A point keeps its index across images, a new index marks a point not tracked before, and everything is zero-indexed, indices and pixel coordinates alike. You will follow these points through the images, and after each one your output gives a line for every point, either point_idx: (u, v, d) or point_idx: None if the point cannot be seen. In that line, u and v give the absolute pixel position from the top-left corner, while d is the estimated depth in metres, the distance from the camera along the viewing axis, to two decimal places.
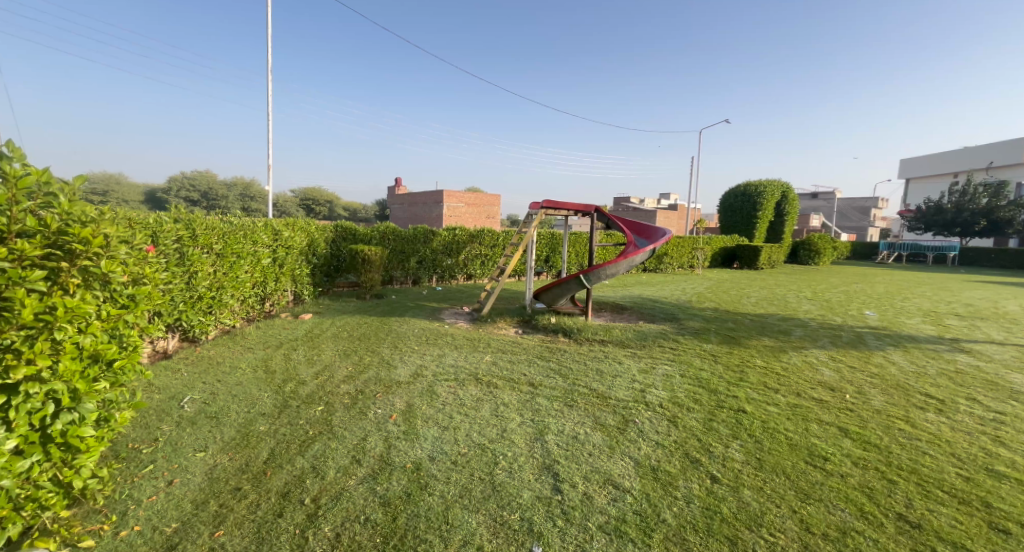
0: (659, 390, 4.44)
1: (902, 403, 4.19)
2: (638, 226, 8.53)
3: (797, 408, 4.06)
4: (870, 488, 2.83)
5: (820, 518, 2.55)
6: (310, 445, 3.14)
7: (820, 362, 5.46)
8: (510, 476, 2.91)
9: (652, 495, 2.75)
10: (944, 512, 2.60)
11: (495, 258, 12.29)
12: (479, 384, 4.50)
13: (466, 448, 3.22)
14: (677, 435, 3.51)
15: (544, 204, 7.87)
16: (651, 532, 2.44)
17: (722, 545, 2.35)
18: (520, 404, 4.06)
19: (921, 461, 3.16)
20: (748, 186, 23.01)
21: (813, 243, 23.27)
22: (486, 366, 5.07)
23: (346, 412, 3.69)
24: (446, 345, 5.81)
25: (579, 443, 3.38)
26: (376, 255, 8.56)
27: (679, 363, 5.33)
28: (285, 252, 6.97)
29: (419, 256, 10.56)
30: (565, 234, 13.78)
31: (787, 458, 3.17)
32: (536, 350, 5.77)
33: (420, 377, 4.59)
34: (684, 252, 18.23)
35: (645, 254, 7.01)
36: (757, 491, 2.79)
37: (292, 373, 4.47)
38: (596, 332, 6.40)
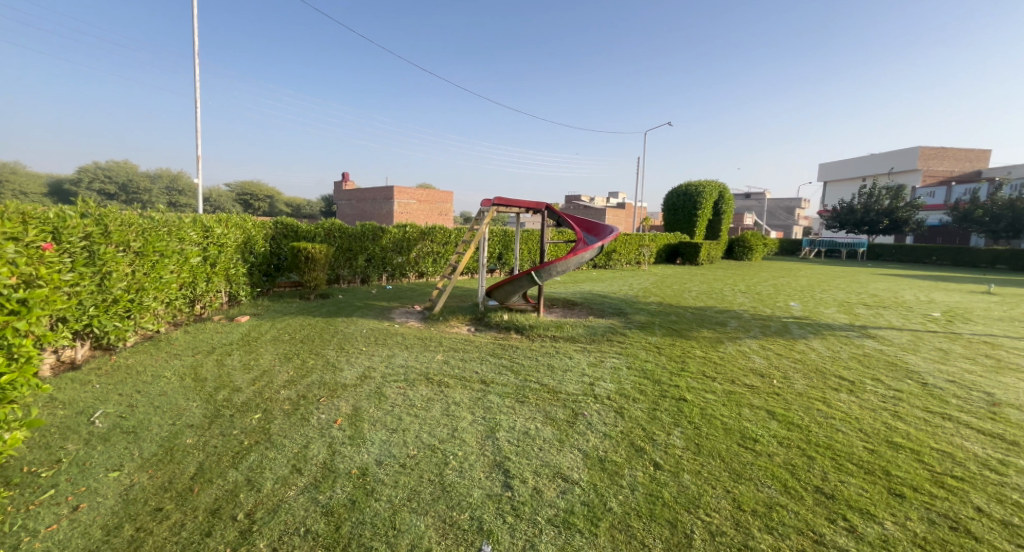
0: (607, 383, 4.59)
1: (820, 386, 4.59)
2: (587, 223, 8.71)
3: (731, 394, 4.33)
4: (793, 464, 3.07)
5: (750, 496, 2.73)
6: (245, 457, 2.95)
7: (752, 350, 5.87)
8: (460, 476, 2.88)
9: (599, 486, 2.83)
10: (853, 482, 2.87)
11: (447, 256, 12.14)
12: (430, 384, 4.43)
13: (416, 450, 3.16)
14: (623, 425, 3.64)
15: (496, 201, 7.87)
16: (598, 521, 2.51)
17: (663, 528, 2.47)
18: (472, 402, 4.03)
19: (835, 437, 3.47)
20: (689, 186, 24.18)
21: (746, 240, 24.95)
22: (438, 365, 4.99)
23: (287, 419, 3.51)
24: (395, 345, 5.66)
25: (530, 438, 3.42)
26: (321, 253, 8.18)
27: (626, 356, 5.53)
28: (217, 250, 6.50)
29: (368, 253, 10.23)
30: (517, 231, 13.84)
31: (722, 442, 3.38)
32: (488, 347, 5.76)
33: (368, 379, 4.45)
34: (631, 249, 18.92)
35: (594, 250, 7.16)
36: (695, 475, 2.95)
37: (226, 380, 4.18)
38: (548, 328, 6.49)
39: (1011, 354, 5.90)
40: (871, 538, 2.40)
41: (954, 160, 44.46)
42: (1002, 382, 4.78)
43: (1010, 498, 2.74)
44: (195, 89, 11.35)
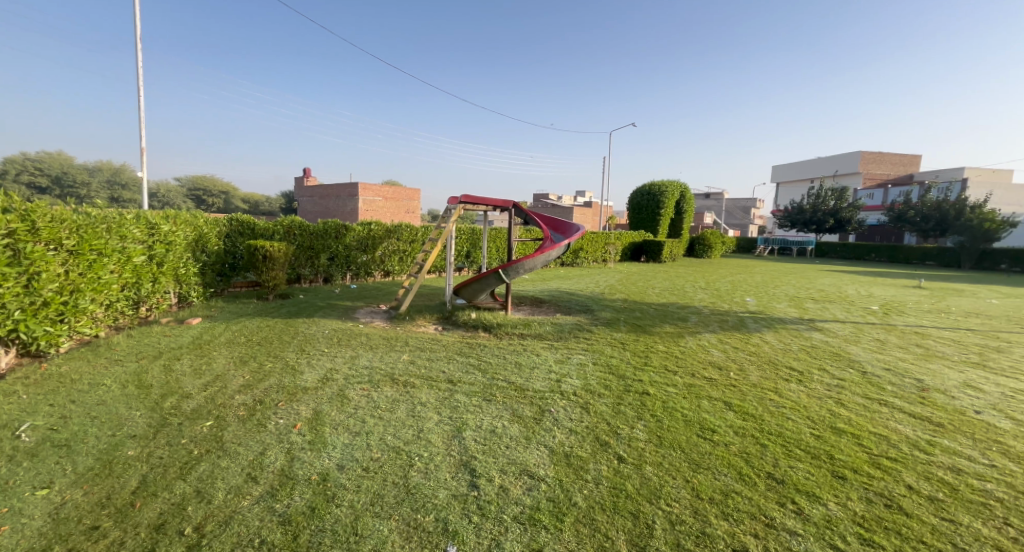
0: (573, 379, 4.64)
1: (773, 376, 4.82)
2: (554, 221, 8.77)
3: (691, 387, 4.48)
4: (747, 453, 3.21)
5: (707, 484, 2.83)
6: (194, 467, 2.80)
7: (710, 344, 6.09)
8: (426, 477, 2.84)
9: (564, 481, 2.86)
10: (802, 467, 3.03)
11: (414, 254, 11.95)
12: (395, 384, 4.35)
13: (379, 453, 3.09)
14: (589, 420, 3.69)
15: (463, 199, 7.80)
16: (563, 517, 2.54)
17: (626, 520, 2.51)
18: (438, 402, 3.99)
19: (785, 425, 3.65)
20: (653, 186, 24.77)
21: (706, 238, 25.87)
22: (403, 365, 4.91)
23: (241, 426, 3.35)
24: (359, 346, 5.52)
25: (496, 436, 3.41)
26: (280, 251, 7.87)
27: (592, 352, 5.62)
28: (164, 249, 6.12)
29: (331, 252, 9.93)
30: (484, 229, 13.79)
31: (682, 433, 3.49)
32: (455, 346, 5.71)
33: (331, 381, 4.32)
34: (597, 247, 19.23)
35: (560, 248, 7.21)
36: (656, 466, 3.03)
37: (173, 387, 3.95)
38: (515, 326, 6.50)
39: (939, 342, 6.39)
40: (816, 518, 2.54)
41: (891, 163, 47.70)
42: (931, 369, 5.17)
43: (938, 475, 2.96)
44: (138, 77, 10.62)
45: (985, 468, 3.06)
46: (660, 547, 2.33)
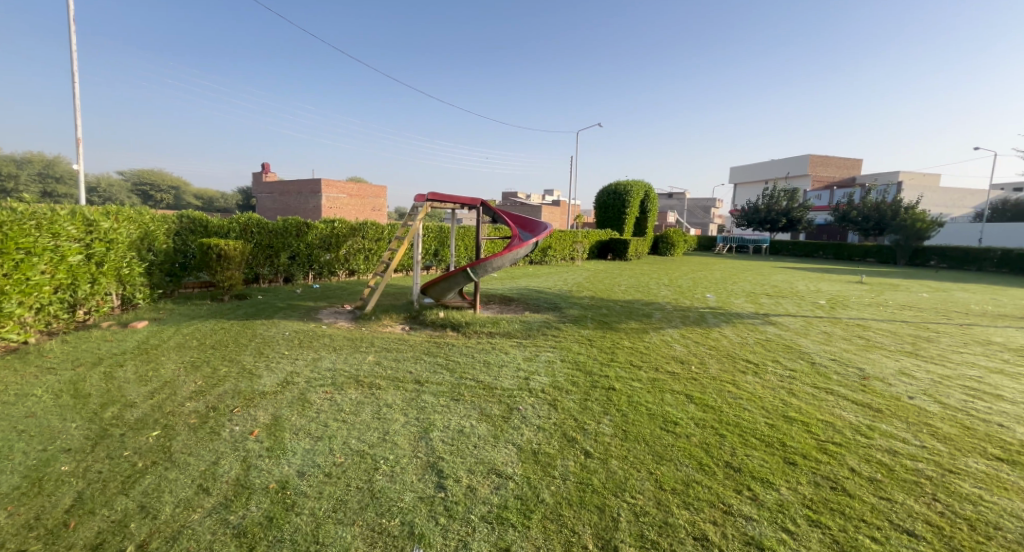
0: (541, 376, 4.67)
1: (731, 369, 5.01)
2: (522, 219, 8.78)
3: (655, 381, 4.59)
4: (708, 443, 3.31)
5: (670, 475, 2.90)
6: (138, 481, 2.62)
7: (673, 339, 6.27)
8: (391, 481, 2.78)
9: (532, 478, 2.86)
10: (757, 455, 3.16)
11: (380, 252, 11.69)
12: (360, 386, 4.23)
13: (343, 457, 3.00)
14: (556, 417, 3.72)
15: (430, 196, 7.69)
16: (530, 514, 2.54)
17: (592, 515, 2.54)
18: (404, 403, 3.91)
19: (742, 415, 3.80)
20: (620, 186, 25.16)
21: (669, 236, 26.64)
22: (368, 366, 4.78)
23: (193, 434, 3.17)
24: (322, 348, 5.34)
25: (464, 435, 3.38)
26: (236, 250, 7.51)
27: (559, 349, 5.66)
28: (104, 247, 5.71)
29: (291, 251, 9.57)
30: (452, 227, 13.67)
31: (646, 426, 3.57)
32: (423, 346, 5.63)
33: (291, 385, 4.16)
34: (565, 245, 19.44)
35: (529, 246, 7.22)
36: (622, 460, 3.08)
37: (116, 395, 3.69)
38: (484, 325, 6.46)
39: (878, 334, 6.83)
40: (769, 503, 2.65)
41: (837, 166, 50.62)
42: (871, 358, 5.52)
43: (877, 458, 3.15)
44: (72, 64, 9.85)
45: (917, 449, 3.28)
46: (625, 540, 2.37)
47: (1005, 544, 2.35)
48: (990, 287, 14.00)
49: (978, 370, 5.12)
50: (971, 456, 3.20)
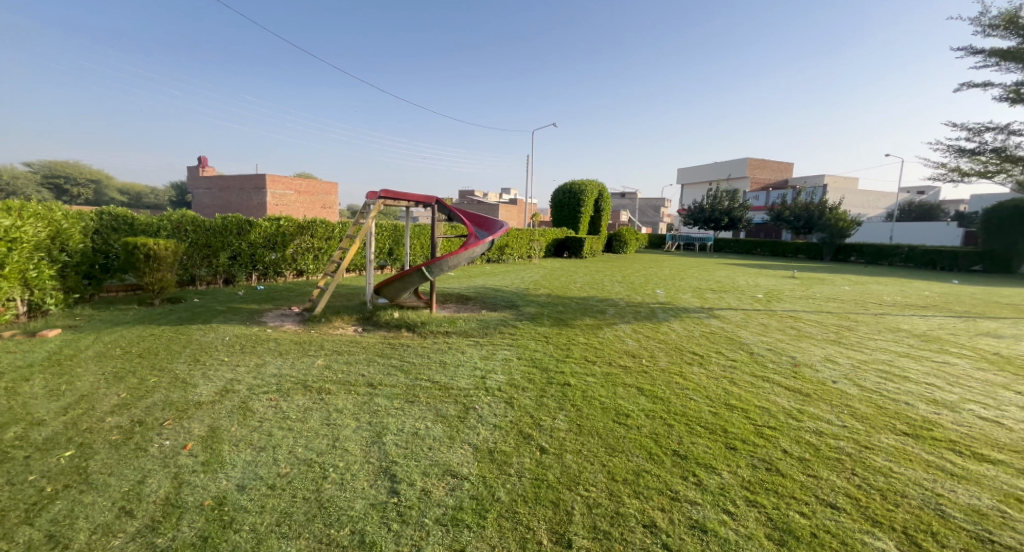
0: (498, 375, 4.65)
1: (679, 361, 5.23)
2: (478, 218, 8.72)
3: (608, 376, 4.70)
4: (657, 433, 3.43)
5: (621, 466, 2.99)
6: (45, 508, 2.36)
7: (626, 334, 6.45)
8: (341, 489, 2.67)
9: (487, 478, 2.85)
10: (701, 442, 3.32)
11: (330, 252, 11.25)
12: (308, 392, 4.04)
13: (288, 467, 2.85)
14: (512, 415, 3.72)
15: (383, 194, 7.47)
16: (485, 513, 2.52)
17: (547, 510, 2.56)
18: (357, 408, 3.77)
19: (689, 405, 3.97)
20: (572, 186, 25.66)
21: (621, 235, 27.46)
22: (318, 371, 4.58)
23: (115, 452, 2.91)
24: (266, 353, 5.05)
25: (419, 438, 3.31)
26: (168, 250, 6.95)
27: (517, 347, 5.68)
28: (4, 247, 5.11)
29: (231, 250, 9.00)
30: (407, 226, 13.38)
31: (599, 420, 3.65)
32: (376, 347, 5.46)
33: (230, 393, 3.90)
34: (521, 244, 19.54)
35: (485, 245, 7.17)
36: (576, 454, 3.13)
37: (21, 413, 3.32)
38: (440, 325, 6.36)
39: (808, 324, 7.36)
40: (712, 487, 2.78)
41: (772, 169, 54.21)
42: (801, 347, 5.95)
43: (806, 439, 3.39)
44: None
45: (840, 428, 3.56)
46: (579, 532, 2.40)
47: (910, 509, 2.60)
48: (899, 280, 15.48)
49: (890, 355, 5.65)
50: (884, 432, 3.52)
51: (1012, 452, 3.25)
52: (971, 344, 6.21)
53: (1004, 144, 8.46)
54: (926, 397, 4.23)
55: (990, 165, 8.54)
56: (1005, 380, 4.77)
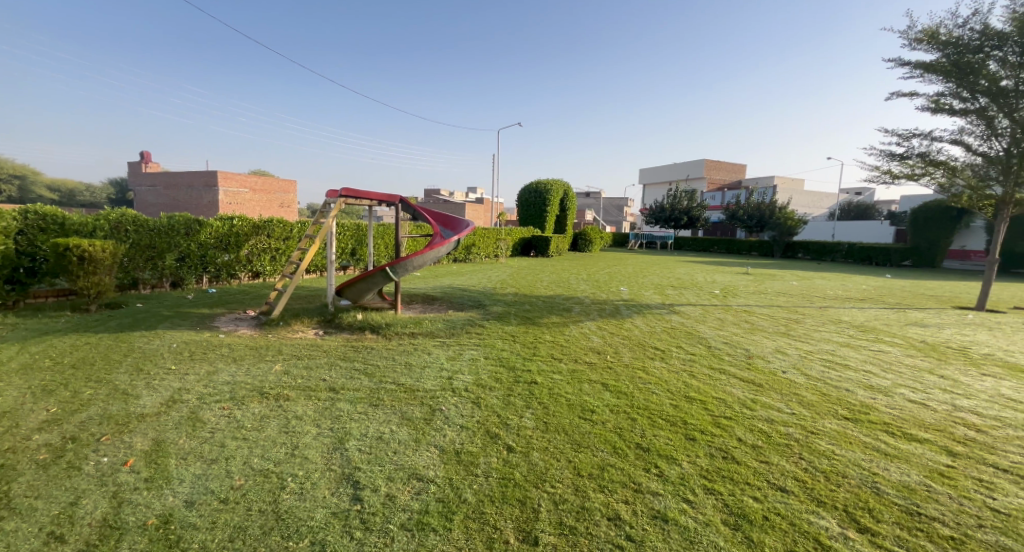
0: (465, 375, 4.62)
1: (642, 356, 5.36)
2: (443, 217, 8.61)
3: (574, 372, 4.76)
4: (621, 428, 3.50)
5: (587, 461, 3.02)
6: None
7: (591, 331, 6.55)
8: (300, 499, 2.56)
9: (454, 479, 2.81)
10: (663, 434, 3.41)
11: (289, 252, 10.81)
12: (265, 399, 3.86)
13: (242, 479, 2.71)
14: (479, 415, 3.70)
15: (344, 192, 7.22)
16: (452, 515, 2.49)
17: (514, 509, 2.55)
18: (318, 414, 3.64)
19: (651, 399, 4.07)
20: (538, 186, 25.82)
21: (585, 235, 27.91)
22: (275, 377, 4.38)
23: (43, 472, 2.67)
24: (219, 360, 4.79)
25: (383, 442, 3.23)
26: (105, 252, 6.47)
27: (483, 346, 5.65)
28: None
29: (179, 251, 8.49)
30: (370, 225, 13.06)
31: (565, 417, 3.68)
32: (338, 350, 5.29)
33: (178, 404, 3.67)
34: (488, 243, 19.47)
35: (451, 244, 7.09)
36: (543, 451, 3.14)
37: None
38: (405, 326, 6.25)
39: (761, 318, 7.73)
40: (673, 477, 2.86)
41: (727, 170, 56.62)
42: (754, 339, 6.23)
43: (759, 427, 3.55)
44: None
45: (789, 416, 3.75)
46: (545, 529, 2.41)
47: (851, 488, 2.77)
48: (840, 275, 16.55)
49: (833, 345, 6.01)
50: (827, 418, 3.73)
51: (937, 431, 3.52)
52: (902, 333, 6.70)
53: (928, 149, 9.15)
54: (863, 384, 4.53)
55: (917, 168, 9.20)
56: (931, 365, 5.18)
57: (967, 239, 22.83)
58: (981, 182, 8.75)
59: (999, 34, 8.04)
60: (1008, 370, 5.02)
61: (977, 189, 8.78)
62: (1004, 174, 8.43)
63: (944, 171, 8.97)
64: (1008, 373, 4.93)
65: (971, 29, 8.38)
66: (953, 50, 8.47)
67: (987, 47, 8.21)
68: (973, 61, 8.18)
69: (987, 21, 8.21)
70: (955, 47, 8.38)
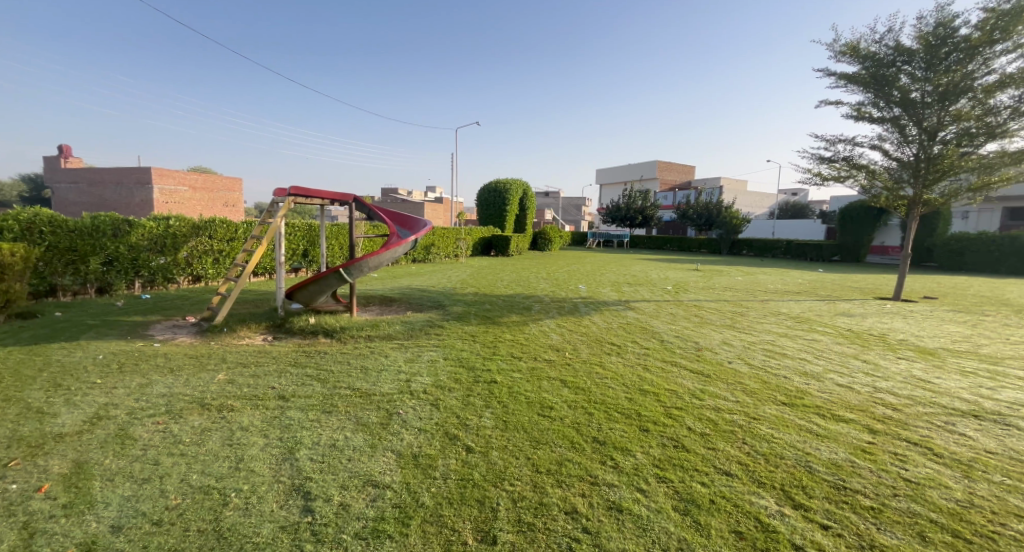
0: (423, 377, 4.54)
1: (599, 352, 5.49)
2: (400, 218, 8.42)
3: (533, 370, 4.80)
4: (579, 423, 3.56)
5: (545, 458, 3.05)
6: None
7: (550, 329, 6.64)
8: (244, 514, 2.43)
9: (412, 483, 2.76)
10: (618, 427, 3.50)
11: (233, 254, 10.21)
12: (205, 411, 3.62)
13: (179, 498, 2.53)
14: (438, 416, 3.64)
15: (293, 190, 6.90)
16: (409, 520, 2.44)
17: (472, 509, 2.53)
18: (265, 424, 3.46)
19: (607, 393, 4.17)
20: (497, 186, 25.80)
21: (544, 234, 28.21)
22: (217, 387, 4.11)
23: None
24: (154, 371, 4.46)
25: (337, 450, 3.11)
26: (16, 256, 5.86)
27: (443, 347, 5.58)
28: None
29: (105, 255, 7.81)
30: (323, 225, 12.59)
31: (524, 414, 3.70)
32: (289, 357, 5.05)
33: (104, 421, 3.38)
34: (448, 243, 19.27)
35: (408, 245, 6.94)
36: (501, 450, 3.14)
37: None
38: (361, 329, 6.06)
39: (710, 312, 8.12)
40: (627, 468, 2.94)
41: (676, 171, 59.10)
42: (703, 332, 6.53)
43: (706, 416, 3.72)
44: None
45: (733, 404, 3.96)
46: (503, 527, 2.41)
47: (788, 468, 2.96)
48: (778, 270, 17.72)
49: (773, 335, 6.40)
50: (767, 404, 3.97)
51: (860, 412, 3.83)
52: (833, 323, 7.26)
53: (851, 154, 9.97)
54: (799, 370, 4.86)
55: (843, 171, 9.93)
56: (855, 351, 5.65)
57: (885, 235, 25.06)
58: (896, 183, 9.53)
59: (909, 50, 8.88)
60: (920, 353, 5.56)
61: (893, 190, 9.60)
62: (914, 178, 9.27)
63: (865, 173, 9.76)
64: (919, 355, 5.47)
65: (886, 45, 9.19)
66: (872, 63, 9.24)
67: (899, 62, 9.04)
68: (888, 74, 8.97)
69: (899, 38, 9.03)
70: (873, 60, 9.14)
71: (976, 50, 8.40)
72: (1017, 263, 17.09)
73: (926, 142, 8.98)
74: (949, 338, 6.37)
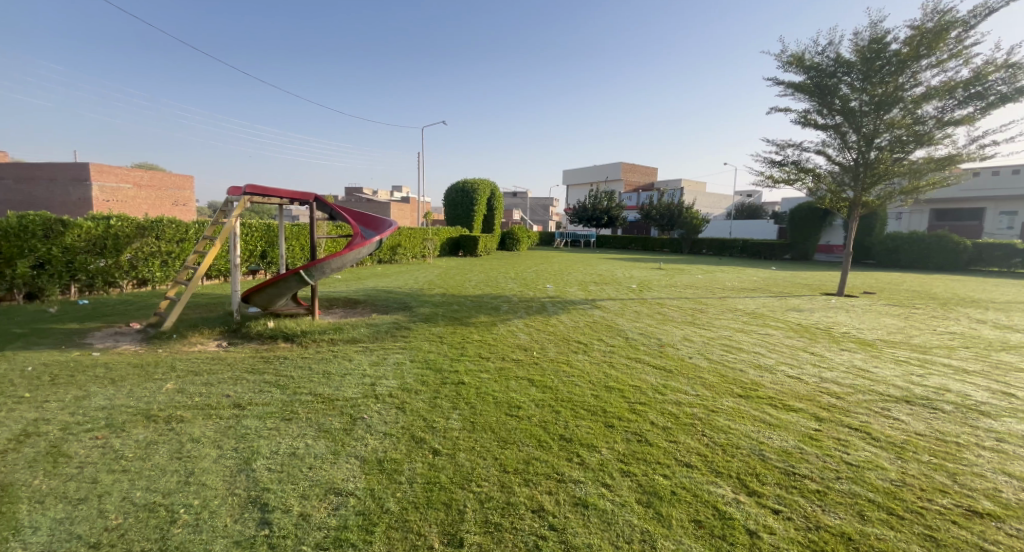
0: (389, 380, 4.44)
1: (565, 350, 5.54)
2: (364, 218, 8.21)
3: (502, 370, 4.80)
4: (546, 421, 3.58)
5: (512, 457, 3.05)
6: None
7: (518, 329, 6.65)
8: (194, 531, 2.29)
9: (376, 489, 2.69)
10: (584, 424, 3.54)
11: (183, 256, 9.66)
12: (152, 423, 3.41)
13: (121, 517, 2.37)
14: (404, 420, 3.58)
15: (248, 189, 6.59)
16: (373, 527, 2.38)
17: (439, 513, 2.50)
18: (219, 434, 3.28)
19: (574, 391, 4.22)
20: (463, 186, 25.65)
21: (511, 235, 28.25)
22: (166, 397, 3.88)
23: None
24: (94, 381, 4.16)
25: (297, 458, 3.00)
26: None
27: (409, 349, 5.49)
28: None
29: (34, 257, 7.20)
30: (283, 225, 12.13)
31: (492, 415, 3.69)
32: (245, 363, 4.83)
33: (34, 438, 3.12)
34: (415, 243, 18.99)
35: (372, 245, 6.77)
36: (469, 451, 3.12)
37: None
38: (323, 332, 5.87)
39: (672, 309, 8.37)
40: (593, 464, 2.99)
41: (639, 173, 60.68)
42: (666, 329, 6.72)
43: (669, 410, 3.82)
44: None
45: (693, 397, 4.10)
46: (470, 529, 2.39)
47: (743, 458, 3.08)
48: (735, 268, 18.50)
49: (730, 330, 6.66)
50: (725, 397, 4.12)
51: (808, 401, 4.04)
52: (785, 318, 7.63)
53: (799, 158, 10.53)
54: (754, 364, 5.08)
55: (792, 174, 10.46)
56: (804, 344, 5.96)
57: (829, 235, 26.61)
58: (839, 187, 10.17)
59: (848, 62, 9.45)
60: (861, 345, 5.94)
61: (836, 193, 10.23)
62: (854, 181, 9.89)
63: (811, 177, 10.34)
64: (859, 347, 5.85)
65: (827, 57, 9.78)
66: (815, 74, 9.78)
67: (839, 73, 9.61)
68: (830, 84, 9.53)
69: (839, 51, 9.62)
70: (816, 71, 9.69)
71: (905, 63, 9.04)
72: (943, 260, 18.80)
73: (864, 148, 9.61)
74: (886, 330, 6.85)
